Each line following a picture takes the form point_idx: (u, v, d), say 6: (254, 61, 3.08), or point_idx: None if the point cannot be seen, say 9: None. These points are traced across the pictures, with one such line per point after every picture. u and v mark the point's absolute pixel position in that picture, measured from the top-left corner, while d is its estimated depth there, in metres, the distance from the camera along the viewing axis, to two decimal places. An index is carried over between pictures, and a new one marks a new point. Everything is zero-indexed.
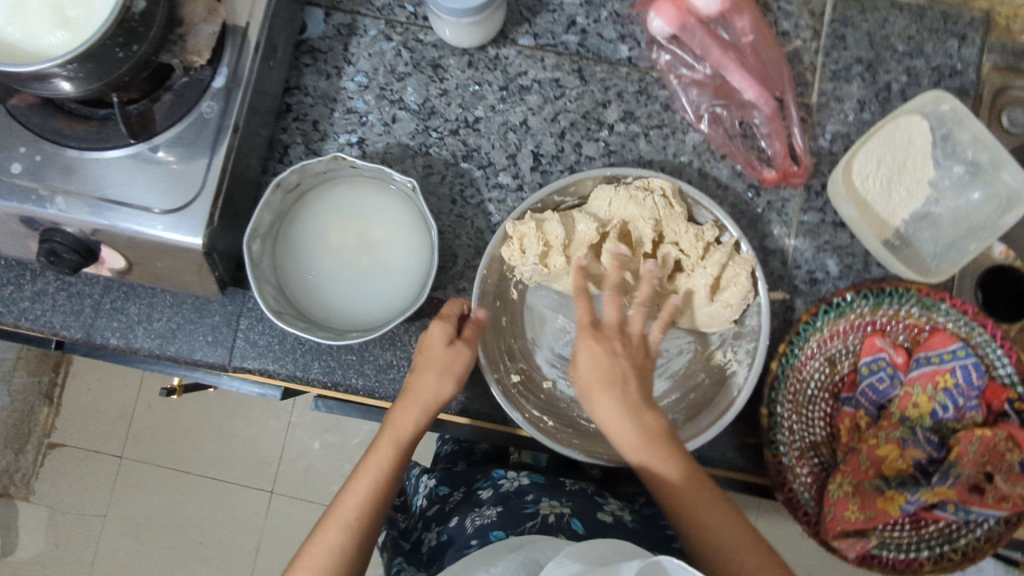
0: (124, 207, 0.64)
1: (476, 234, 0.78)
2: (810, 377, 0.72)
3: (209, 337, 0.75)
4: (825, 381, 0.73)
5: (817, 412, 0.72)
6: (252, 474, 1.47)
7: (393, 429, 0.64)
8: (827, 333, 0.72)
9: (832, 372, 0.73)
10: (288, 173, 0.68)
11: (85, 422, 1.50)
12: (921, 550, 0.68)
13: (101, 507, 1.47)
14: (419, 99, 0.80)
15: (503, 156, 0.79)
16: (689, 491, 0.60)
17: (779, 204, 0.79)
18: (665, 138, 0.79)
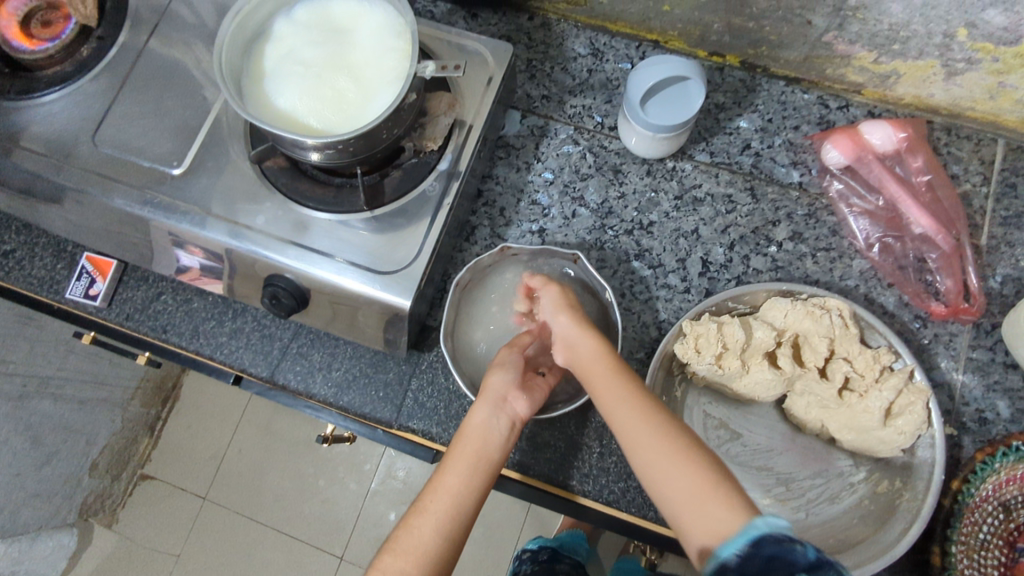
0: (348, 264, 0.71)
1: (641, 328, 0.81)
2: (982, 522, 0.71)
3: (381, 392, 0.80)
4: (1000, 529, 0.71)
5: (991, 560, 0.70)
6: (324, 536, 1.49)
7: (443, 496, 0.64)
8: (1004, 477, 0.71)
9: (1007, 520, 0.71)
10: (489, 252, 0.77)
11: (180, 456, 1.50)
12: None
13: (175, 547, 1.50)
14: (598, 199, 0.86)
15: (673, 259, 0.84)
16: (636, 425, 0.61)
17: (947, 338, 0.79)
18: (833, 262, 0.82)
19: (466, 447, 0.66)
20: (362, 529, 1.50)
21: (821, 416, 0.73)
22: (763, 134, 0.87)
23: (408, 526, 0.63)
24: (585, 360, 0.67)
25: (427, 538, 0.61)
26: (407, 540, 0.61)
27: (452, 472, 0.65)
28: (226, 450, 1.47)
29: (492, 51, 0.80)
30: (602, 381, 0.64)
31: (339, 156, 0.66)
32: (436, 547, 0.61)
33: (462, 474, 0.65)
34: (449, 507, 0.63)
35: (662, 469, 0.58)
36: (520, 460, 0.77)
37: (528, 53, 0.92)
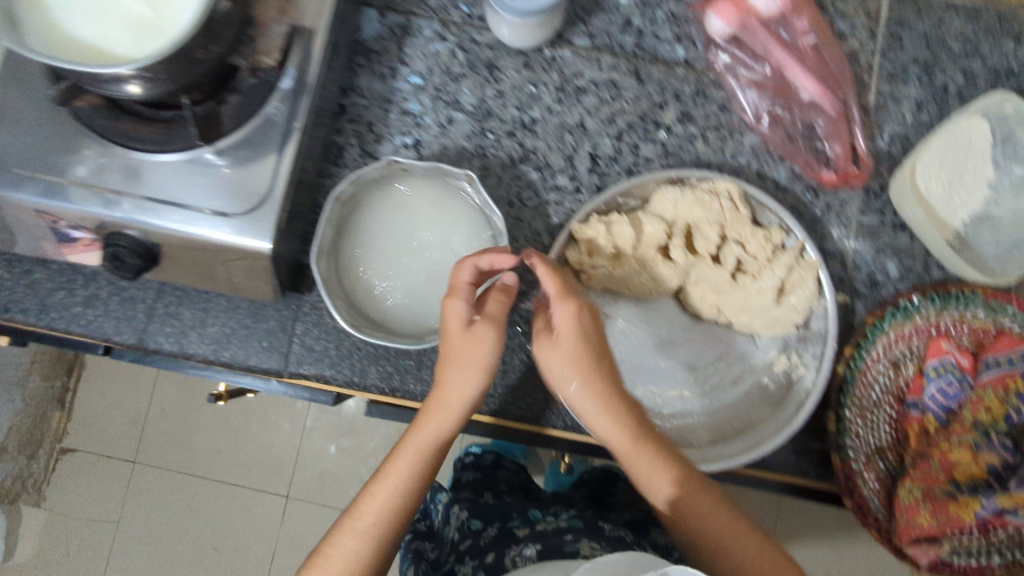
0: (200, 212, 0.63)
1: (533, 236, 0.77)
2: (875, 382, 0.73)
3: (264, 342, 0.75)
4: (891, 386, 0.73)
5: (883, 417, 0.73)
6: (268, 478, 1.43)
7: (378, 503, 0.60)
8: (894, 336, 0.73)
9: (897, 376, 0.74)
10: (344, 184, 0.68)
11: (98, 425, 1.43)
12: (992, 557, 0.65)
13: (113, 513, 1.42)
14: (475, 101, 0.79)
15: (561, 158, 0.79)
16: (637, 454, 0.63)
17: (839, 205, 0.78)
18: (723, 140, 0.79)
19: (406, 449, 0.63)
20: (302, 469, 1.43)
21: (716, 302, 0.72)
22: (644, 8, 0.80)
23: (334, 538, 0.59)
24: (546, 355, 0.66)
25: (349, 547, 0.58)
26: (333, 557, 0.58)
27: (388, 481, 0.61)
28: (148, 409, 1.43)
29: None
30: (580, 396, 0.64)
31: (155, 87, 0.56)
32: (383, 533, 0.60)
33: (416, 466, 0.62)
34: (385, 512, 0.60)
35: (654, 481, 0.63)
36: (421, 390, 0.75)
37: None
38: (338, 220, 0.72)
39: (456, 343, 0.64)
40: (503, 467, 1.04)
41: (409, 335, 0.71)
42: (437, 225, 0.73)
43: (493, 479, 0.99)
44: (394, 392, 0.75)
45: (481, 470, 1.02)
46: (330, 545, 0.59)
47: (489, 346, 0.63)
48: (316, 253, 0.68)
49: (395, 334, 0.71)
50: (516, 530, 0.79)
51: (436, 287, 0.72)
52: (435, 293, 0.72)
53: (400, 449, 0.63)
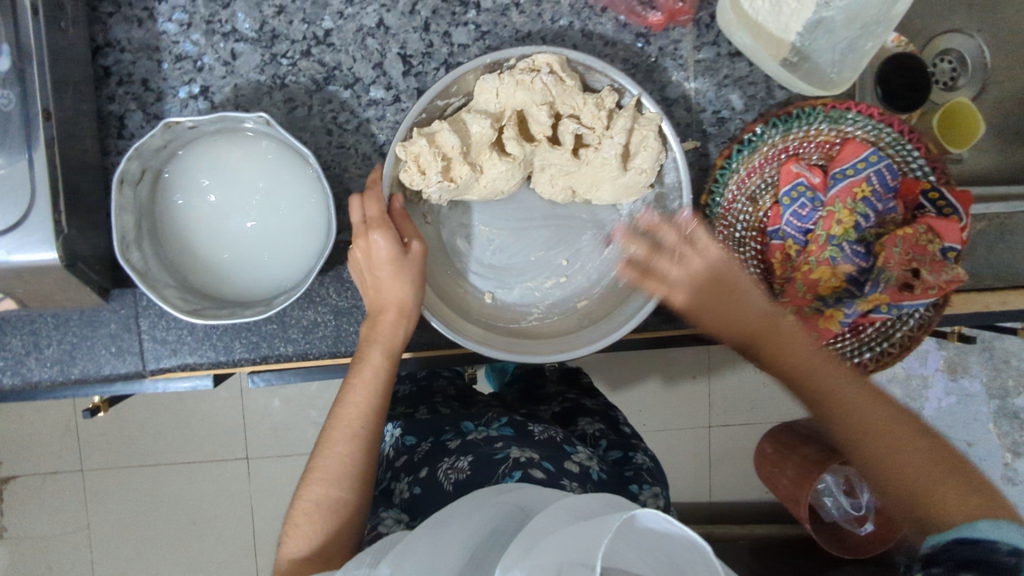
0: None
1: (365, 160, 0.72)
2: (736, 221, 0.74)
3: (112, 348, 0.71)
4: (752, 221, 0.74)
5: (749, 253, 0.74)
6: (223, 445, 1.34)
7: (343, 422, 0.60)
8: (744, 172, 0.72)
9: (756, 210, 0.74)
10: (123, 164, 0.60)
11: (28, 445, 1.32)
12: (865, 352, 0.72)
13: (79, 521, 1.33)
14: (254, 24, 0.69)
15: (368, 67, 0.71)
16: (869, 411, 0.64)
17: (671, 47, 0.74)
18: (538, 4, 0.71)
19: (357, 375, 0.62)
20: (253, 428, 1.33)
21: (569, 181, 0.69)
22: None
23: (310, 482, 0.59)
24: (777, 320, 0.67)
25: (330, 486, 0.58)
26: (308, 497, 0.58)
27: (342, 407, 0.61)
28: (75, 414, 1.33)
29: None
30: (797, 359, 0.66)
31: None
32: (348, 489, 0.58)
33: (377, 396, 0.62)
34: (352, 440, 0.60)
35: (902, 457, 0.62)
36: (295, 350, 0.72)
37: None
38: (138, 206, 0.65)
39: (365, 265, 0.64)
40: (439, 376, 0.93)
41: (259, 303, 0.67)
42: (251, 178, 0.67)
43: (430, 390, 0.89)
44: (267, 361, 0.72)
45: (416, 384, 0.90)
46: (303, 488, 0.58)
47: (411, 274, 0.63)
48: (121, 244, 0.62)
49: (242, 306, 0.67)
50: (448, 445, 0.72)
51: (271, 246, 0.67)
52: (273, 252, 0.67)
53: (351, 381, 0.62)
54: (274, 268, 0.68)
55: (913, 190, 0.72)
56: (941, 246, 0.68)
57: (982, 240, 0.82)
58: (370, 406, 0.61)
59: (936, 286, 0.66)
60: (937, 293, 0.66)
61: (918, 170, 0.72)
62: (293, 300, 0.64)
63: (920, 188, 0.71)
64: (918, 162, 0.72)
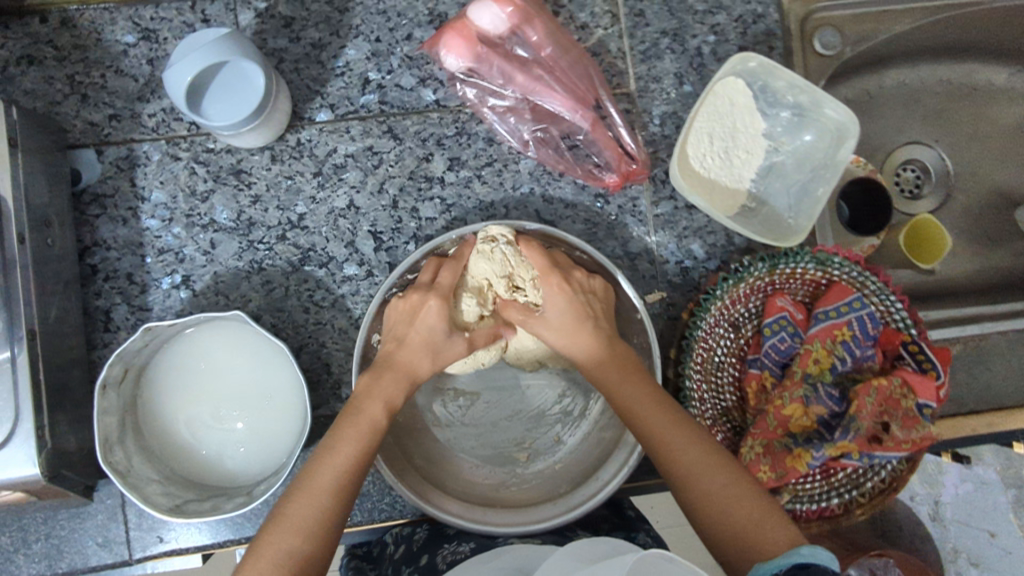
0: None
1: (341, 334, 0.74)
2: (716, 346, 0.73)
3: (98, 538, 0.71)
4: (732, 347, 0.73)
5: (726, 378, 0.73)
6: None
7: (280, 536, 0.53)
8: (728, 300, 0.72)
9: (737, 337, 0.74)
10: (105, 370, 0.62)
11: None
12: (832, 497, 0.70)
13: None
14: (232, 214, 0.73)
15: (341, 246, 0.74)
16: (709, 466, 0.57)
17: (630, 204, 0.76)
18: (499, 175, 0.75)
19: (302, 489, 0.56)
20: None
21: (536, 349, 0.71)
22: (376, 60, 0.75)
23: None
24: (620, 385, 0.63)
25: None
26: None
27: (284, 524, 0.54)
28: None
29: None
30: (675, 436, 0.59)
31: None
32: None
33: (322, 510, 0.55)
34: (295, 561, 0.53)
35: (714, 481, 0.56)
36: None
37: (66, 68, 0.73)
38: (122, 404, 0.66)
39: (406, 352, 0.65)
40: None
41: (241, 491, 0.66)
42: (235, 369, 0.69)
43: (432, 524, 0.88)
44: (252, 541, 0.72)
45: None
46: None
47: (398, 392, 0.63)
48: (103, 449, 0.62)
49: (226, 497, 0.66)
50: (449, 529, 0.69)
51: (254, 432, 0.69)
52: (255, 438, 0.69)
53: (304, 488, 0.56)
54: (257, 453, 0.68)
55: (894, 341, 0.71)
56: (915, 401, 0.67)
57: (961, 361, 0.82)
58: (314, 523, 0.54)
59: (908, 442, 0.66)
60: (909, 449, 0.66)
61: (901, 321, 0.71)
62: (275, 486, 0.64)
63: (900, 341, 0.71)
64: (902, 314, 0.71)
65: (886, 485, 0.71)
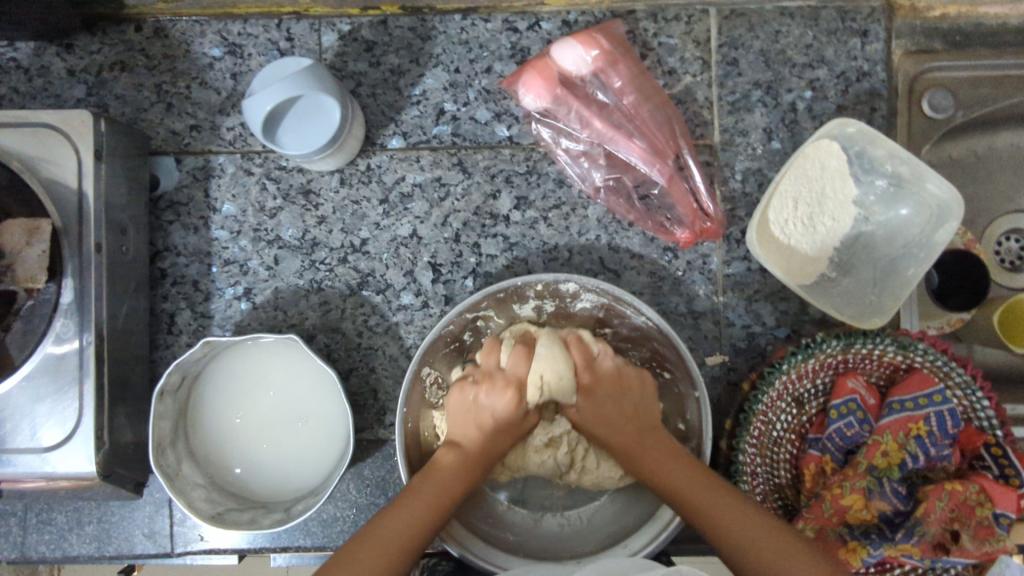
0: (20, 448, 0.62)
1: (391, 361, 0.73)
2: (776, 420, 0.68)
3: (145, 529, 0.74)
4: (792, 423, 0.69)
5: (782, 454, 0.69)
6: None
7: (382, 525, 0.58)
8: (794, 375, 0.67)
9: (800, 413, 0.69)
10: (165, 378, 0.64)
11: None
12: None
13: None
14: (297, 233, 0.74)
15: (400, 274, 0.74)
16: (728, 503, 0.58)
17: (700, 261, 0.72)
18: (566, 218, 0.73)
19: (416, 487, 0.61)
20: None
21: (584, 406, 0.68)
22: (454, 90, 0.74)
23: None
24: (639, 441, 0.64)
25: None
26: None
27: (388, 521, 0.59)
28: None
29: (66, 125, 0.63)
30: (689, 477, 0.60)
31: None
32: None
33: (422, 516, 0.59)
34: (381, 555, 0.57)
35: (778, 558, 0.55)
36: (313, 543, 0.73)
37: (155, 77, 0.75)
38: (177, 407, 0.68)
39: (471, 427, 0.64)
40: None
41: (279, 507, 0.67)
42: (286, 385, 0.70)
43: None
44: (285, 551, 0.73)
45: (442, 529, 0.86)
46: None
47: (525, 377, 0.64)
48: (156, 450, 0.65)
49: (263, 511, 0.67)
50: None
51: (297, 451, 0.70)
52: (298, 458, 0.69)
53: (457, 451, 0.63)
54: (300, 471, 0.69)
55: (975, 442, 0.65)
56: (992, 511, 0.61)
57: None
58: (416, 521, 0.59)
59: (979, 554, 0.61)
60: (978, 562, 0.61)
61: (985, 421, 0.64)
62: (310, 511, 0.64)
63: (983, 442, 0.64)
64: (988, 413, 0.64)
65: None
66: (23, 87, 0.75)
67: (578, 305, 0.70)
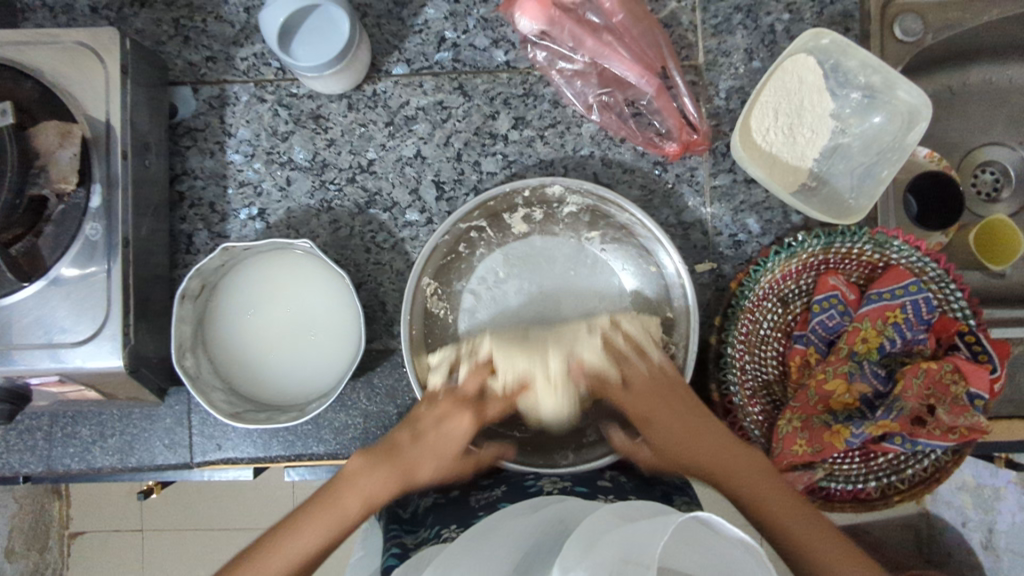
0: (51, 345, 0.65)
1: (398, 276, 0.78)
2: (763, 318, 0.72)
3: (166, 440, 0.78)
4: (779, 321, 0.73)
5: (770, 351, 0.73)
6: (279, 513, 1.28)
7: (348, 479, 0.62)
8: (779, 274, 0.72)
9: (785, 311, 0.73)
10: (187, 281, 0.68)
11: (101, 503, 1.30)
12: (870, 480, 0.69)
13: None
14: (308, 155, 0.78)
15: (405, 193, 0.78)
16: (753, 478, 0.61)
17: (688, 174, 0.77)
18: (562, 136, 0.78)
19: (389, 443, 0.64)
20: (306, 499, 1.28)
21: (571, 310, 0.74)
22: (453, 20, 0.78)
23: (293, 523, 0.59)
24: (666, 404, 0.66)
25: (302, 535, 0.58)
26: (275, 549, 0.57)
27: (365, 474, 0.62)
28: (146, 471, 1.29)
29: (95, 41, 0.67)
30: (714, 460, 0.63)
31: None
32: (315, 551, 0.58)
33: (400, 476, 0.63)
34: (357, 500, 0.61)
35: (807, 540, 0.56)
36: (326, 450, 0.77)
37: (172, 12, 0.79)
38: (197, 316, 0.73)
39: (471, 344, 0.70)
40: None
41: (294, 408, 0.72)
42: (296, 295, 0.74)
43: None
44: (299, 458, 0.77)
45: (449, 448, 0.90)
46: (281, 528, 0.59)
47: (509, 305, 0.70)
48: (177, 352, 0.69)
49: (280, 411, 0.72)
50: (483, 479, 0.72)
51: (307, 354, 0.73)
52: (308, 362, 0.73)
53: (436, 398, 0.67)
54: (312, 373, 0.73)
55: (950, 330, 0.69)
56: (966, 390, 0.66)
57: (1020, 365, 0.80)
58: (391, 474, 0.62)
59: (956, 430, 0.65)
60: (955, 439, 0.65)
61: (959, 311, 0.69)
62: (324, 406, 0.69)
63: (956, 329, 0.69)
64: (960, 302, 0.69)
65: (928, 475, 0.69)
66: (49, 24, 0.79)
67: (566, 211, 0.75)
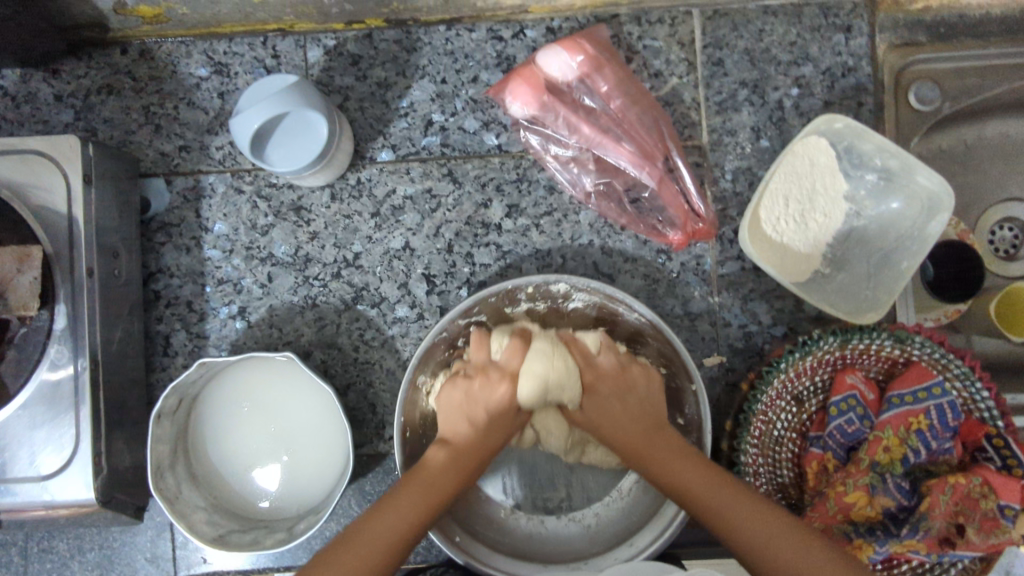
0: (20, 477, 0.62)
1: (388, 375, 0.73)
2: (777, 419, 0.67)
3: (148, 553, 0.74)
4: (794, 421, 0.69)
5: (784, 454, 0.68)
6: None
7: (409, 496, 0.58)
8: (794, 373, 0.67)
9: (800, 411, 0.69)
10: (163, 401, 0.64)
11: None
12: None
13: None
14: (289, 250, 0.74)
15: (394, 287, 0.73)
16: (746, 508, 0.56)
17: (694, 262, 0.72)
18: (559, 225, 0.73)
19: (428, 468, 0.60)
20: None
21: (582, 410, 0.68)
22: (441, 101, 0.74)
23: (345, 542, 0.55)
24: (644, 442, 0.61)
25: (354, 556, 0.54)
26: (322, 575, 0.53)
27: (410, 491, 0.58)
28: None
29: (55, 149, 0.63)
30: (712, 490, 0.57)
31: None
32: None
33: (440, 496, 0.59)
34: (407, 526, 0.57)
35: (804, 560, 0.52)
36: None
37: (142, 99, 0.75)
38: (175, 430, 0.68)
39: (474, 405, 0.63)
40: None
41: (280, 527, 0.66)
42: (284, 402, 0.70)
43: None
44: (289, 570, 0.73)
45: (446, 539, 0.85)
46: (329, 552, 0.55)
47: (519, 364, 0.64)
48: (155, 474, 0.64)
49: (266, 531, 0.66)
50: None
51: (298, 467, 0.69)
52: (297, 475, 0.69)
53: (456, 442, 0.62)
54: (301, 487, 0.69)
55: (976, 434, 0.65)
56: (996, 503, 0.61)
57: None
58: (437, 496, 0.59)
59: (985, 546, 0.61)
60: (984, 553, 0.61)
61: (986, 413, 0.64)
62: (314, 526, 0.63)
63: (984, 434, 0.64)
64: (988, 403, 0.64)
65: None
66: (11, 115, 0.74)
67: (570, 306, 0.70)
